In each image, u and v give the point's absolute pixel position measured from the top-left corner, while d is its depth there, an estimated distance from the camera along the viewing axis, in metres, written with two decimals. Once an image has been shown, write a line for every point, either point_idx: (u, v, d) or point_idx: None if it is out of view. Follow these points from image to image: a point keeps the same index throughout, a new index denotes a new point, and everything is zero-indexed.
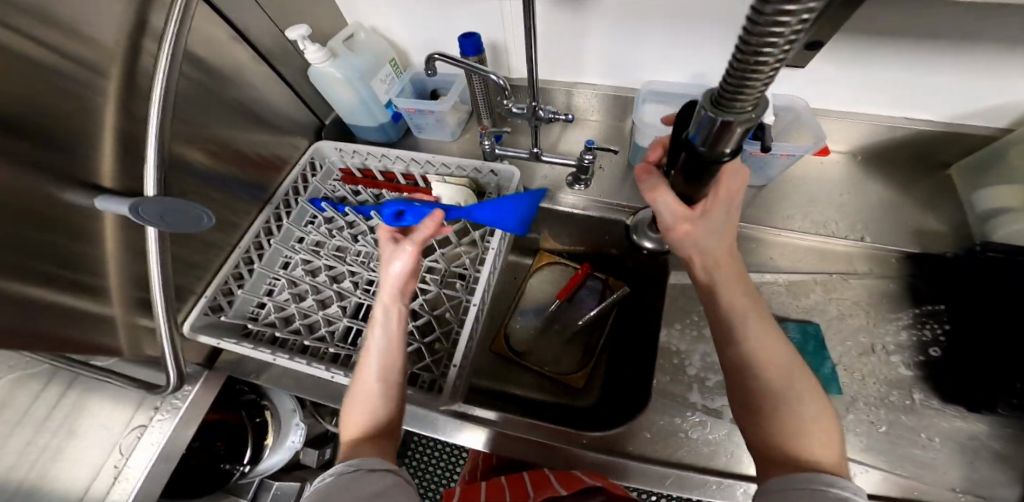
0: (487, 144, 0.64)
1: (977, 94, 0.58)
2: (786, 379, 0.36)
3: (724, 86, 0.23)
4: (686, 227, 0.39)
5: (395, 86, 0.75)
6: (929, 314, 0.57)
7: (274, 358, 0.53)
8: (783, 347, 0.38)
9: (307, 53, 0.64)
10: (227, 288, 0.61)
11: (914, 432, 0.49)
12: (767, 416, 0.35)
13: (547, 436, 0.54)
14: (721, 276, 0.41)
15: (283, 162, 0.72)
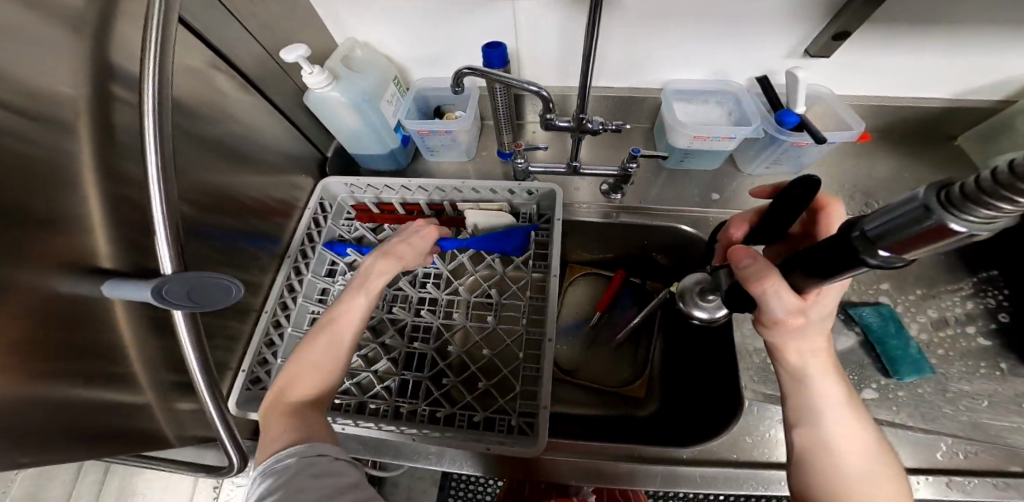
0: (522, 162, 0.62)
1: (999, 61, 0.59)
2: (865, 463, 0.37)
3: (882, 232, 0.22)
4: (797, 319, 0.35)
5: (402, 107, 0.68)
6: (986, 280, 0.57)
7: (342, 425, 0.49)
8: (864, 433, 0.38)
9: (305, 77, 0.55)
10: (262, 359, 0.53)
11: (1016, 402, 0.49)
12: (816, 475, 0.38)
13: (624, 459, 0.51)
14: (814, 364, 0.38)
15: (296, 206, 0.65)
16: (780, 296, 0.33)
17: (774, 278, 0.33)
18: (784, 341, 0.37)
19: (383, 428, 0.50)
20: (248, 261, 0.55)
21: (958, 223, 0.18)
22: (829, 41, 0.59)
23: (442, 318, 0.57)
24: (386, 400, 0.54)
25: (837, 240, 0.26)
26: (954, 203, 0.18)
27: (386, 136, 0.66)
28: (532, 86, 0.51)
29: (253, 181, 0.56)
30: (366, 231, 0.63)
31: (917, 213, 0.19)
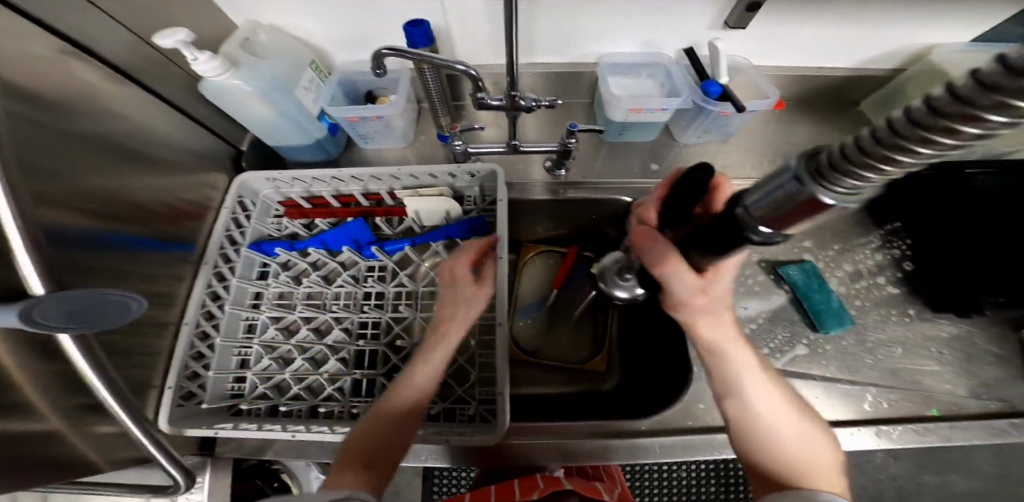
0: (459, 144, 0.60)
1: (897, 28, 0.64)
2: (789, 420, 0.40)
3: (766, 203, 0.24)
4: (702, 298, 0.38)
5: (324, 93, 0.63)
6: (891, 232, 0.65)
7: (292, 436, 0.45)
8: (786, 394, 0.41)
9: (197, 66, 0.49)
10: (192, 373, 0.48)
11: (925, 347, 0.57)
12: (759, 450, 0.40)
13: (592, 436, 0.53)
14: (724, 335, 0.40)
15: (208, 206, 0.59)
16: (678, 277, 0.37)
17: (671, 262, 0.37)
18: (698, 320, 0.39)
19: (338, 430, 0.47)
20: (156, 270, 0.49)
21: (827, 194, 0.20)
22: (744, 12, 0.60)
23: (390, 312, 0.53)
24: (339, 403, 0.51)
25: (726, 221, 0.30)
26: (824, 176, 0.20)
27: (307, 124, 0.61)
28: (458, 65, 0.49)
29: (150, 183, 0.50)
30: (298, 227, 0.59)
31: (795, 187, 0.21)
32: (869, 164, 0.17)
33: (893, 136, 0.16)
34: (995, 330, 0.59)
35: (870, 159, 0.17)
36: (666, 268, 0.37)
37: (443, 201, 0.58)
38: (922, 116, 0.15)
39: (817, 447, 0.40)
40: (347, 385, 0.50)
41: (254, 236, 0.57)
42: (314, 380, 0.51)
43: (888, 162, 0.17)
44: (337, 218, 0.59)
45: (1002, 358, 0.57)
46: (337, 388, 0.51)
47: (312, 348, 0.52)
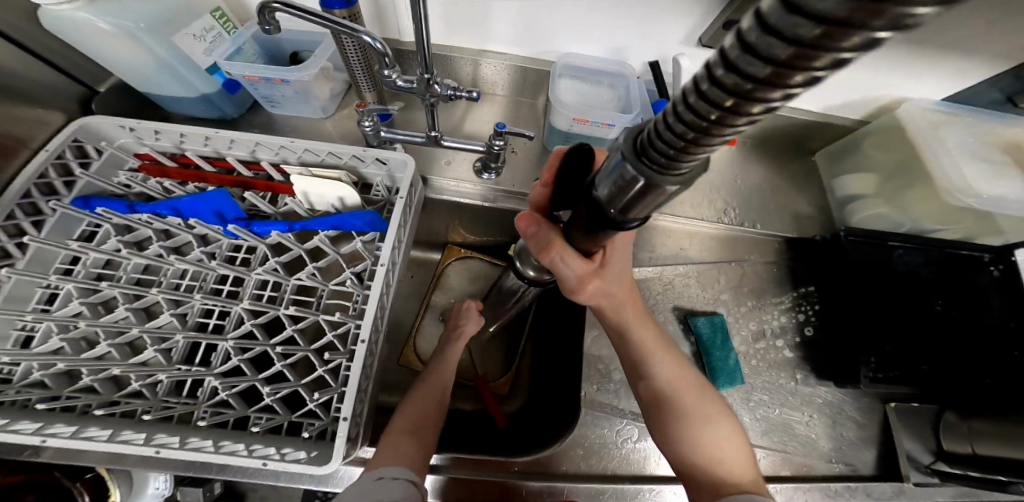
0: (369, 126, 0.51)
1: (861, 85, 0.63)
2: (699, 408, 0.43)
3: (621, 194, 0.23)
4: (592, 281, 0.38)
5: (227, 45, 0.52)
6: (803, 295, 0.66)
7: (42, 443, 0.41)
8: (688, 376, 0.44)
9: None
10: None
11: (800, 411, 0.61)
12: (674, 438, 0.42)
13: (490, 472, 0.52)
14: (626, 315, 0.44)
15: (26, 145, 0.48)
16: (566, 262, 0.36)
17: (557, 245, 0.35)
18: (616, 314, 0.43)
19: (119, 439, 0.43)
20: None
21: (647, 168, 0.20)
22: (719, 31, 0.54)
23: (243, 306, 0.47)
24: (148, 401, 0.48)
25: (591, 206, 0.28)
26: (648, 152, 0.19)
27: (193, 79, 0.52)
28: (368, 37, 0.40)
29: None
30: (152, 189, 0.50)
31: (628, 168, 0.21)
32: (706, 136, 0.16)
33: (684, 121, 0.16)
34: (863, 402, 0.62)
35: (683, 133, 0.16)
36: (553, 252, 0.35)
37: (341, 187, 0.50)
38: (711, 88, 0.14)
39: (726, 435, 0.42)
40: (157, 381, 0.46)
41: (86, 188, 0.48)
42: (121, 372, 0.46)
43: (719, 131, 0.15)
44: (206, 184, 0.51)
45: (861, 425, 0.61)
46: (147, 384, 0.48)
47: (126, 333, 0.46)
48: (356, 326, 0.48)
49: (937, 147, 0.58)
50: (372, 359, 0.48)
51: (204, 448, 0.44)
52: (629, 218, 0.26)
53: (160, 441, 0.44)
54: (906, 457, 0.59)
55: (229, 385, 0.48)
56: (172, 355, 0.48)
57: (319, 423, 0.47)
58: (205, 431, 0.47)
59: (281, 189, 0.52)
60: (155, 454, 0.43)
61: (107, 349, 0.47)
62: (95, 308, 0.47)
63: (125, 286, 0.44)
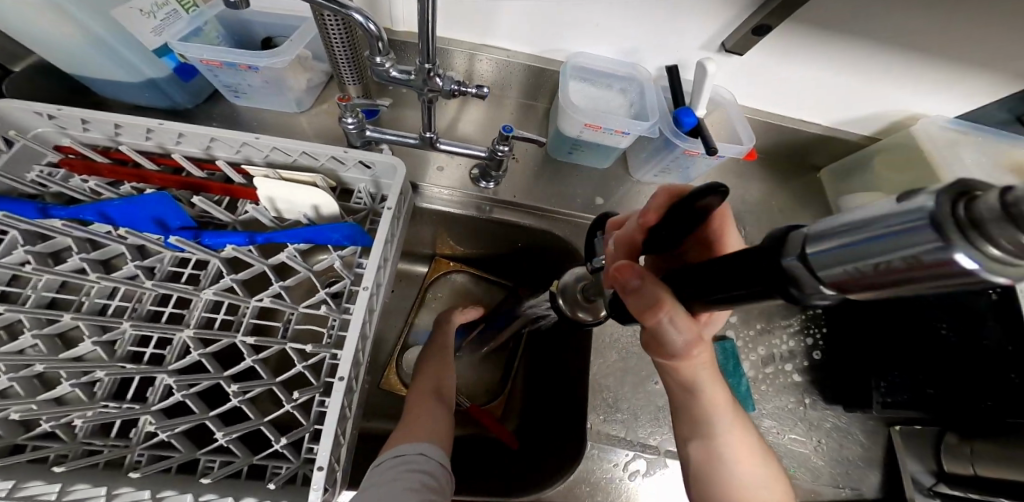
0: (353, 124, 0.44)
1: (875, 100, 0.61)
2: (758, 476, 0.38)
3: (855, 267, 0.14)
4: (696, 348, 0.30)
5: (183, 24, 0.43)
6: (811, 317, 0.64)
7: None
8: (750, 437, 0.40)
9: None
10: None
11: (811, 438, 0.57)
12: None
13: None
14: (704, 375, 0.37)
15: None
16: (676, 325, 0.28)
17: (667, 306, 0.27)
18: (689, 375, 0.36)
19: (25, 496, 0.35)
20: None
21: (974, 252, 0.10)
22: (746, 36, 0.50)
23: (189, 334, 0.39)
24: (65, 446, 0.40)
25: (743, 267, 0.20)
26: (988, 228, 0.10)
27: (137, 61, 0.43)
28: (360, 16, 0.33)
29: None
30: (75, 189, 0.41)
31: (918, 238, 0.11)
32: None
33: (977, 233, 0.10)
34: (869, 426, 0.60)
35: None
36: (662, 313, 0.27)
37: (317, 193, 0.43)
38: None
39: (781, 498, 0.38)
40: (78, 423, 0.38)
41: None
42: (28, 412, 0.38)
43: None
44: (146, 185, 0.43)
45: (866, 446, 0.59)
46: (64, 426, 0.40)
47: (33, 366, 0.38)
48: (330, 356, 0.40)
49: (959, 167, 0.55)
50: (353, 396, 0.41)
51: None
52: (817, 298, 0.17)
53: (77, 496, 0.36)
54: (911, 479, 0.56)
55: (170, 427, 0.40)
56: (99, 390, 0.41)
57: (289, 469, 0.41)
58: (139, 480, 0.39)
59: (242, 193, 0.44)
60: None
61: (6, 385, 0.38)
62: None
63: (31, 310, 0.36)
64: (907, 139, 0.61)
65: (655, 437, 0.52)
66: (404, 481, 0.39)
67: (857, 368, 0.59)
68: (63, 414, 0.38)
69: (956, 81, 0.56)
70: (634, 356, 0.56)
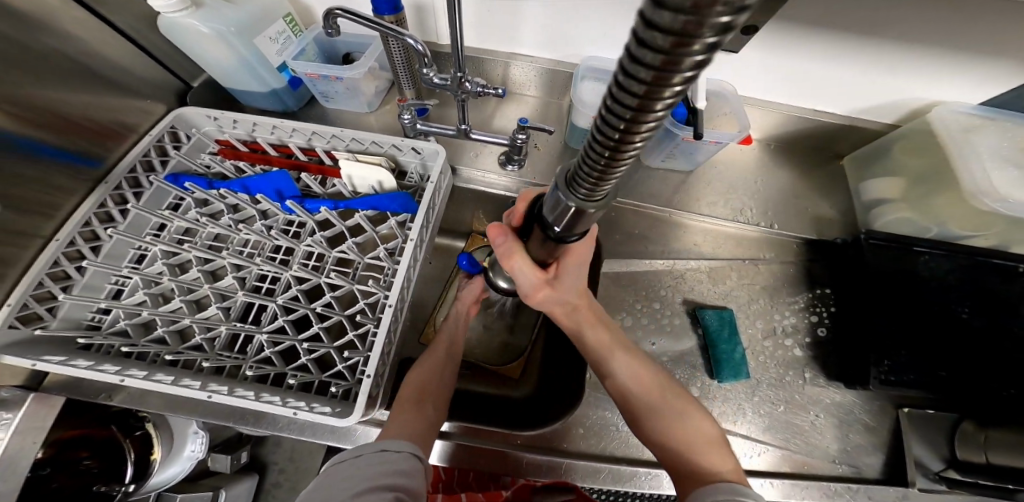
0: (408, 118, 0.56)
1: (883, 92, 0.63)
2: (666, 402, 0.47)
3: (562, 213, 0.28)
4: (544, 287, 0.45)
5: (293, 46, 0.60)
6: (819, 297, 0.65)
7: (122, 380, 0.45)
8: (650, 372, 0.49)
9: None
10: (50, 292, 0.48)
11: (806, 409, 0.58)
12: (655, 439, 0.45)
13: (494, 443, 0.56)
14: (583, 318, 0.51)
15: (132, 130, 0.59)
16: (523, 269, 0.43)
17: (517, 256, 0.43)
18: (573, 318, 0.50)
19: (181, 384, 0.46)
20: (27, 180, 0.47)
21: (576, 195, 0.24)
22: (739, 35, 0.56)
23: (292, 272, 0.53)
24: (206, 353, 0.51)
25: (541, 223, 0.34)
26: (573, 183, 0.24)
27: (267, 76, 0.60)
28: (408, 37, 0.46)
29: (60, 96, 0.49)
30: (227, 169, 0.59)
31: (564, 196, 0.26)
32: (606, 164, 0.20)
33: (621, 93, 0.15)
34: (874, 406, 0.59)
35: (628, 109, 0.15)
36: (513, 261, 0.43)
37: (380, 172, 0.57)
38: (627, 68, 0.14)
39: (698, 424, 0.45)
40: (218, 337, 0.52)
41: (176, 167, 0.58)
42: (185, 325, 0.52)
43: (611, 167, 0.20)
44: (269, 167, 0.60)
45: (870, 428, 0.58)
46: (207, 339, 0.52)
47: (197, 290, 0.53)
48: (384, 297, 0.52)
49: (974, 157, 0.55)
50: (397, 326, 0.54)
51: (245, 396, 0.47)
52: (574, 231, 0.31)
53: (214, 388, 0.47)
54: (914, 461, 0.55)
55: (273, 342, 0.53)
56: (230, 312, 0.54)
57: (345, 383, 0.51)
58: (259, 384, 0.50)
59: (330, 173, 0.59)
60: (209, 400, 0.46)
61: (178, 304, 0.53)
62: (174, 268, 0.55)
63: (199, 249, 0.52)
64: (923, 126, 0.62)
65: None
66: (372, 477, 0.39)
67: (855, 346, 0.58)
68: (209, 325, 0.51)
69: (968, 67, 0.57)
70: (632, 319, 0.62)
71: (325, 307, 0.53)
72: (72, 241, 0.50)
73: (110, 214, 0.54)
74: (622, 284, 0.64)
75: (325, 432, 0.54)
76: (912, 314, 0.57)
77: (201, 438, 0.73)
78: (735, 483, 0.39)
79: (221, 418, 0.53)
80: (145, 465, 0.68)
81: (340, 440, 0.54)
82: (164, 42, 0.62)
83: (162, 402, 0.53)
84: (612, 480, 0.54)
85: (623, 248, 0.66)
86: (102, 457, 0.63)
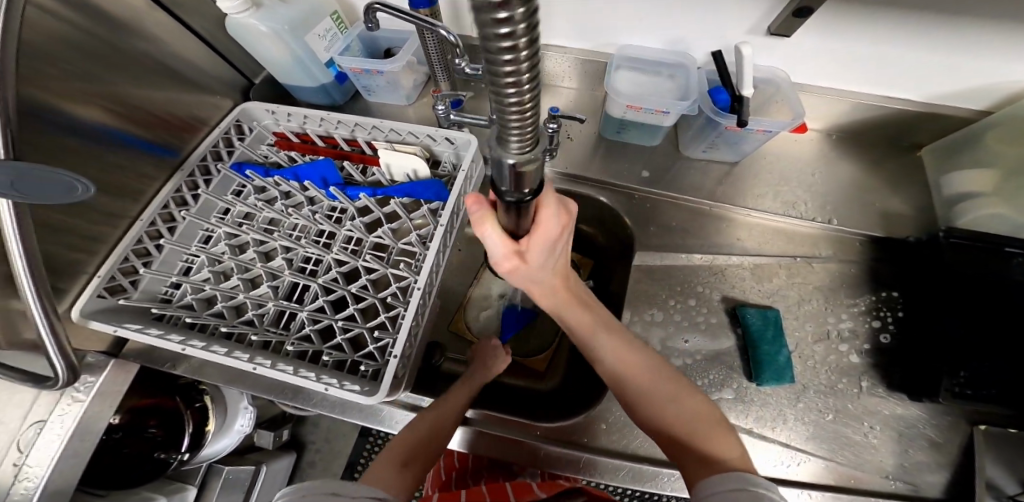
0: (441, 110, 0.58)
1: (971, 75, 0.55)
2: (661, 388, 0.44)
3: (500, 173, 0.24)
4: (515, 263, 0.40)
5: (339, 43, 0.64)
6: (885, 300, 0.58)
7: (186, 348, 0.50)
8: (637, 353, 0.47)
9: (220, 2, 0.53)
10: (133, 266, 0.55)
11: (858, 420, 0.52)
12: (653, 431, 0.43)
13: (516, 432, 0.56)
14: (563, 303, 0.48)
15: (203, 123, 0.66)
16: (495, 238, 0.37)
17: (492, 222, 0.36)
18: (550, 301, 0.48)
19: (233, 355, 0.51)
20: (121, 168, 0.55)
21: (507, 157, 0.22)
22: (789, 19, 0.52)
23: (332, 254, 0.56)
24: (256, 327, 0.55)
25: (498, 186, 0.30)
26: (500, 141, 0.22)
27: (316, 71, 0.64)
28: (441, 29, 0.47)
29: (144, 93, 0.56)
30: (282, 158, 0.64)
31: (493, 157, 0.23)
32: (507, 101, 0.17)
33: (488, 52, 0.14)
34: (944, 420, 0.52)
35: (502, 47, 0.13)
36: (485, 226, 0.36)
37: (415, 161, 0.59)
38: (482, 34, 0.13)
39: (694, 408, 0.43)
40: (267, 313, 0.55)
41: (240, 157, 0.64)
42: (240, 302, 0.57)
43: (517, 106, 0.17)
44: (317, 157, 0.64)
45: (935, 444, 0.51)
46: (257, 314, 0.56)
47: (251, 269, 0.58)
48: (414, 282, 0.54)
49: None
50: (425, 309, 0.55)
51: (286, 369, 0.50)
52: (523, 190, 0.27)
53: (260, 361, 0.51)
54: (988, 487, 0.48)
55: (313, 320, 0.56)
56: (278, 291, 0.58)
57: (375, 364, 0.52)
58: (300, 360, 0.54)
59: (370, 161, 0.62)
60: (255, 371, 0.50)
61: (235, 283, 0.57)
62: (234, 249, 0.60)
63: (254, 231, 0.57)
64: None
65: None
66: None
67: (923, 353, 0.51)
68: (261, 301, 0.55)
69: None
70: (664, 315, 0.59)
71: (362, 289, 0.56)
72: (154, 222, 0.57)
73: (185, 198, 0.60)
74: (655, 279, 0.61)
75: (354, 409, 0.57)
76: (1004, 323, 0.49)
77: (248, 414, 0.81)
78: (745, 472, 0.36)
79: (263, 390, 0.57)
80: (200, 436, 0.73)
81: (368, 418, 0.56)
82: (233, 42, 0.68)
83: (218, 371, 0.58)
84: (632, 479, 0.52)
85: (655, 241, 0.63)
86: (166, 428, 0.70)
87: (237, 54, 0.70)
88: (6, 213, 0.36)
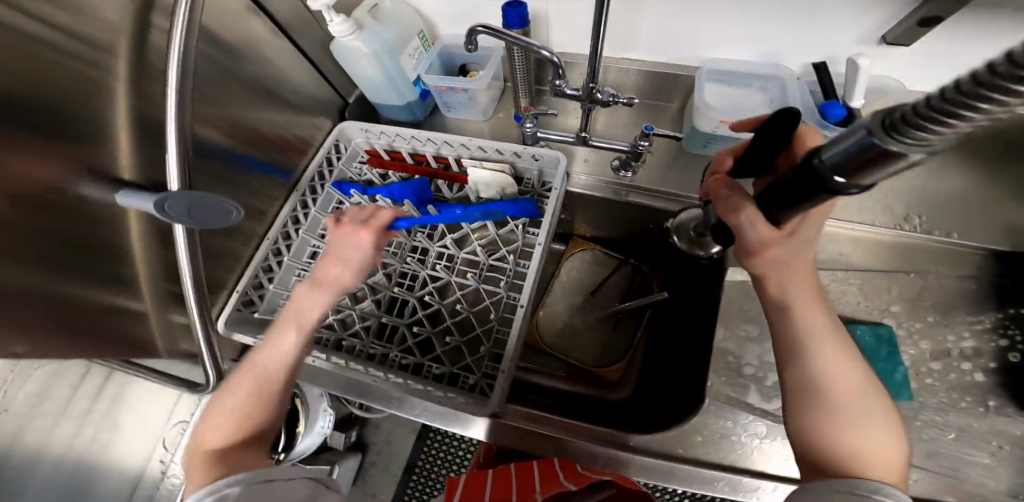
0: (530, 127, 0.60)
1: None
2: (859, 406, 0.35)
3: (842, 156, 0.21)
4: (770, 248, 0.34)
5: (424, 60, 0.67)
6: (1012, 318, 0.55)
7: (313, 359, 0.53)
8: (854, 370, 0.36)
9: (331, 26, 0.57)
10: (258, 282, 0.59)
11: (984, 439, 0.49)
12: (807, 438, 0.35)
13: (595, 440, 0.53)
14: (795, 294, 0.36)
15: (306, 141, 0.70)
16: (755, 224, 0.33)
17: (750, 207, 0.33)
18: (780, 287, 0.37)
19: (352, 366, 0.52)
20: (243, 187, 0.59)
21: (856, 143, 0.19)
22: (911, 29, 0.50)
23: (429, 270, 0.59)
24: (363, 340, 0.57)
25: (802, 171, 0.25)
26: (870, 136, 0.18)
27: (405, 90, 0.67)
28: (543, 50, 0.48)
29: (262, 115, 0.60)
30: (375, 176, 0.67)
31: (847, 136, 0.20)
32: (937, 123, 0.14)
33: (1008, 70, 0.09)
34: None
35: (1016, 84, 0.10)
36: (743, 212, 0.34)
37: (504, 178, 0.60)
38: None
39: (884, 442, 0.34)
40: (372, 326, 0.57)
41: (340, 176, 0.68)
42: (347, 315, 0.58)
43: (952, 124, 0.14)
44: (407, 174, 0.66)
45: None
46: (363, 327, 0.58)
47: (357, 284, 0.60)
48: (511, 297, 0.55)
49: None
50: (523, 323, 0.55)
51: (400, 381, 0.51)
52: (854, 184, 0.22)
53: (374, 372, 0.52)
54: None
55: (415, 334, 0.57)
56: (380, 305, 0.59)
57: (476, 376, 0.53)
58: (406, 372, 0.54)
59: (459, 179, 0.64)
60: (373, 382, 0.52)
61: (341, 297, 0.59)
62: None
63: None
64: None
65: (775, 403, 0.55)
66: None
67: None
68: (370, 316, 0.58)
69: None
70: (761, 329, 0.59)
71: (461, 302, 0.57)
72: (275, 242, 0.61)
73: (297, 216, 0.65)
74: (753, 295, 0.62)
75: (446, 417, 0.56)
76: None
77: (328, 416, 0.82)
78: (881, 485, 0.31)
79: (341, 390, 0.53)
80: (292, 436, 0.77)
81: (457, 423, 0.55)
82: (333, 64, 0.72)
83: None
84: (731, 490, 0.49)
85: None
86: None
87: (338, 76, 0.74)
88: (181, 235, 0.40)
